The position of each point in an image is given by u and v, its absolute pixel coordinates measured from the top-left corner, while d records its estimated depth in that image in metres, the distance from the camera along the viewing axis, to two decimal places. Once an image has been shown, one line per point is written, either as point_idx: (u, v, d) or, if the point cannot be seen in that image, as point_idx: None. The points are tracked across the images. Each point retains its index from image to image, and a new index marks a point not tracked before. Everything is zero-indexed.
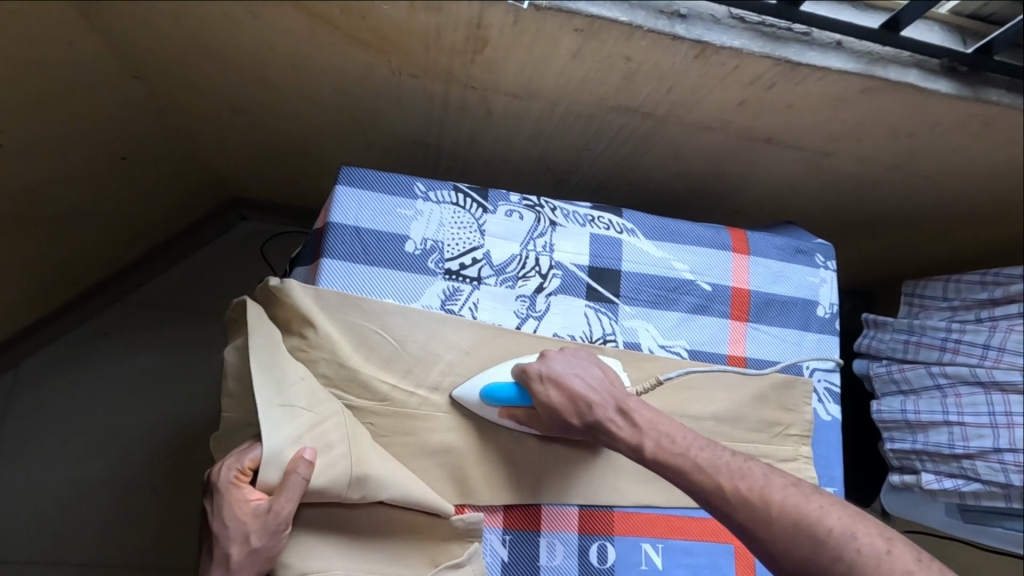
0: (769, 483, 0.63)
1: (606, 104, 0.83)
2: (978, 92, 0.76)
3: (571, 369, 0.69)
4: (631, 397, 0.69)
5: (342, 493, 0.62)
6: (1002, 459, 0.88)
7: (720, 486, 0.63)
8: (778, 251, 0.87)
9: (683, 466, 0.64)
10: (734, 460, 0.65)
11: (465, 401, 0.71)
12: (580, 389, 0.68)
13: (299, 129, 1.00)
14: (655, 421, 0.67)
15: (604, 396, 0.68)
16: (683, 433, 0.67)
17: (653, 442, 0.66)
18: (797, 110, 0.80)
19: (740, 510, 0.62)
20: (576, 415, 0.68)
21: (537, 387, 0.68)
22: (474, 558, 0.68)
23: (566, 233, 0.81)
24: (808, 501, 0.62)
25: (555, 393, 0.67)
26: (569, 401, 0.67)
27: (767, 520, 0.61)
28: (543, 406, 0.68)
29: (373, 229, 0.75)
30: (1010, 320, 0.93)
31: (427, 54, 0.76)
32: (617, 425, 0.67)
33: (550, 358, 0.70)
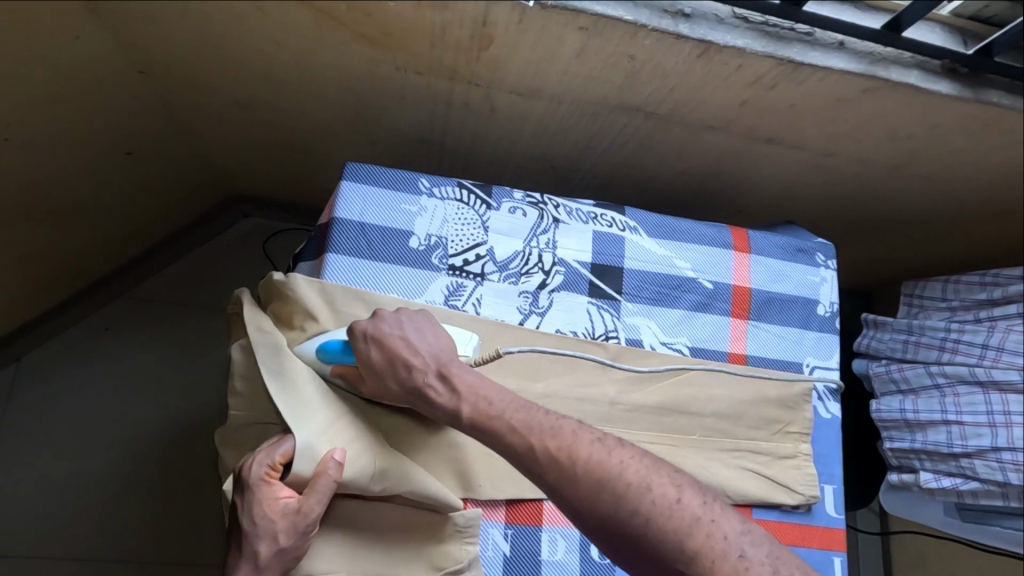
0: (579, 440, 0.63)
1: (609, 102, 0.84)
2: (979, 93, 0.76)
3: (398, 330, 0.67)
4: (454, 361, 0.67)
5: (365, 486, 0.65)
6: (1000, 458, 0.89)
7: (530, 446, 0.62)
8: (779, 250, 0.87)
9: (498, 430, 0.63)
10: (547, 418, 0.64)
11: (306, 358, 0.69)
12: (399, 349, 0.66)
13: (304, 125, 1.00)
14: (476, 386, 0.65)
15: (423, 359, 0.66)
16: (500, 395, 0.66)
17: (468, 405, 0.64)
18: (799, 110, 0.81)
19: (549, 471, 0.61)
20: (394, 376, 0.66)
21: (359, 346, 0.66)
22: (473, 564, 0.68)
23: (569, 230, 0.81)
24: (610, 457, 0.62)
25: (375, 352, 0.65)
26: (388, 363, 0.65)
27: (572, 478, 0.61)
28: (365, 366, 0.66)
29: (377, 224, 0.76)
30: (1008, 320, 0.93)
31: (432, 51, 0.77)
32: (435, 391, 0.65)
33: (383, 317, 0.67)
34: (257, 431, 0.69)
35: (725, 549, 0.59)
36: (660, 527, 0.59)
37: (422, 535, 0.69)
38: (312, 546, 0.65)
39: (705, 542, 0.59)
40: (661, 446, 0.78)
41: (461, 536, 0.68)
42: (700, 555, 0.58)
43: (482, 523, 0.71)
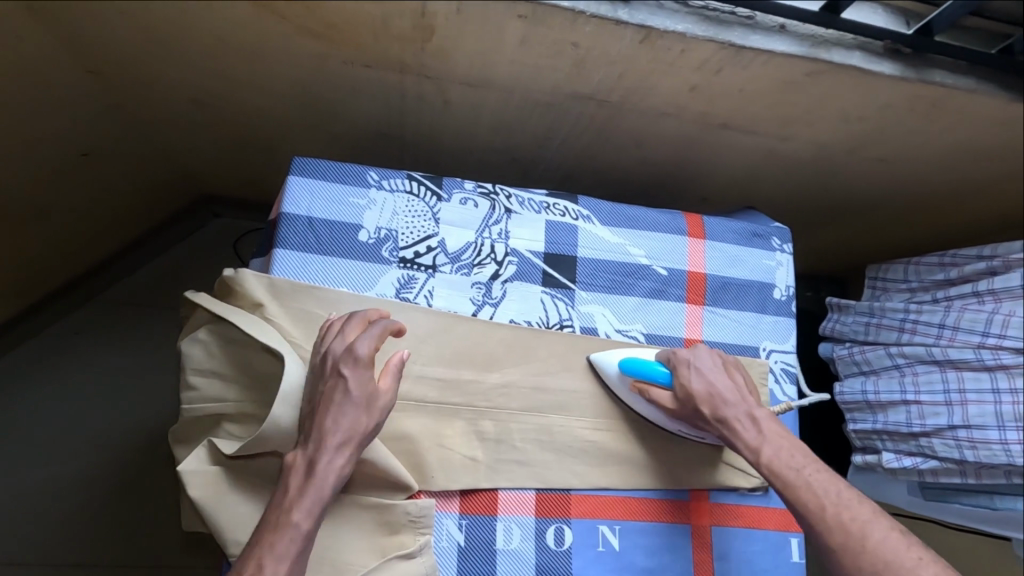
0: (875, 521, 0.65)
1: (560, 91, 0.84)
2: (923, 73, 0.76)
3: (713, 367, 0.74)
4: (763, 407, 0.73)
5: None
6: (956, 436, 0.89)
7: (823, 507, 0.66)
8: (734, 235, 0.88)
9: (794, 480, 0.68)
10: (847, 491, 0.67)
11: (605, 369, 0.77)
12: (717, 384, 0.73)
13: (263, 122, 1.00)
14: (779, 434, 0.71)
15: (740, 399, 0.72)
16: (798, 454, 0.71)
17: (772, 450, 0.69)
18: (747, 94, 0.81)
19: (835, 535, 0.65)
20: (709, 407, 0.72)
21: (681, 372, 0.73)
22: (425, 549, 0.68)
23: (521, 221, 0.81)
24: (908, 550, 0.64)
25: (696, 381, 0.72)
26: (706, 392, 0.72)
27: (859, 551, 0.63)
28: (682, 389, 0.72)
29: (326, 219, 0.75)
30: (964, 299, 0.94)
31: (377, 43, 0.76)
32: (744, 426, 0.71)
33: (700, 352, 0.75)
34: (209, 426, 0.68)
35: None
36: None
37: (374, 525, 0.68)
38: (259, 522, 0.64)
39: None
40: (617, 433, 0.78)
41: (414, 526, 0.69)
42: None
43: (437, 514, 0.71)
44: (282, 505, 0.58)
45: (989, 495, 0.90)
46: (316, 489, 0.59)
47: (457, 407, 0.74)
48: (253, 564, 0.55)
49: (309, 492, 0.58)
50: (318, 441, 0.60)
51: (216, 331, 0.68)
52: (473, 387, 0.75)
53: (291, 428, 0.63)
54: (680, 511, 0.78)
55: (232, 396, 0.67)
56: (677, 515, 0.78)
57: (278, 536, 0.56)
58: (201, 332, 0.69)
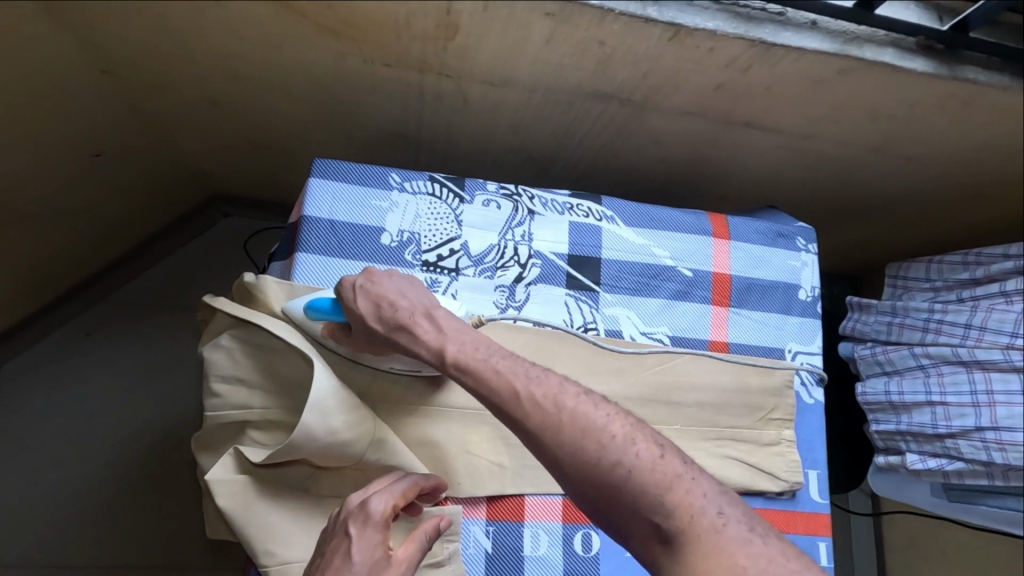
0: (563, 390, 0.60)
1: (583, 90, 0.82)
2: (956, 70, 0.75)
3: (384, 279, 0.67)
4: (443, 307, 0.67)
5: (361, 453, 0.62)
6: (984, 437, 0.88)
7: (515, 389, 0.60)
8: (759, 235, 0.86)
9: (482, 371, 0.62)
10: (533, 368, 0.62)
11: (295, 317, 0.68)
12: (387, 293, 0.66)
13: (277, 121, 0.98)
14: (460, 329, 0.65)
15: (413, 303, 0.66)
16: (485, 343, 0.65)
17: (454, 346, 0.64)
18: (775, 92, 0.80)
19: (531, 417, 0.59)
20: (381, 321, 0.65)
21: (346, 296, 0.65)
22: (454, 558, 0.68)
23: (544, 222, 0.80)
24: (597, 408, 0.59)
25: (362, 297, 0.65)
26: (375, 307, 0.65)
27: (554, 425, 0.58)
28: (353, 316, 0.65)
29: (347, 221, 0.74)
30: (990, 299, 0.93)
31: (398, 42, 0.75)
32: (424, 331, 0.65)
33: (369, 270, 0.68)
34: (233, 433, 0.67)
35: (704, 507, 0.55)
36: (640, 482, 0.55)
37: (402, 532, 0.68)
38: (285, 532, 0.61)
39: (685, 499, 0.55)
40: None
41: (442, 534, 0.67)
42: (678, 512, 0.54)
43: (464, 520, 0.70)
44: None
45: (1017, 498, 0.89)
46: None
47: (482, 413, 0.73)
48: None
49: None
50: None
51: (240, 337, 0.67)
52: None
53: (321, 437, 0.59)
54: None
55: (257, 402, 0.66)
56: None
57: None
58: (224, 337, 0.67)
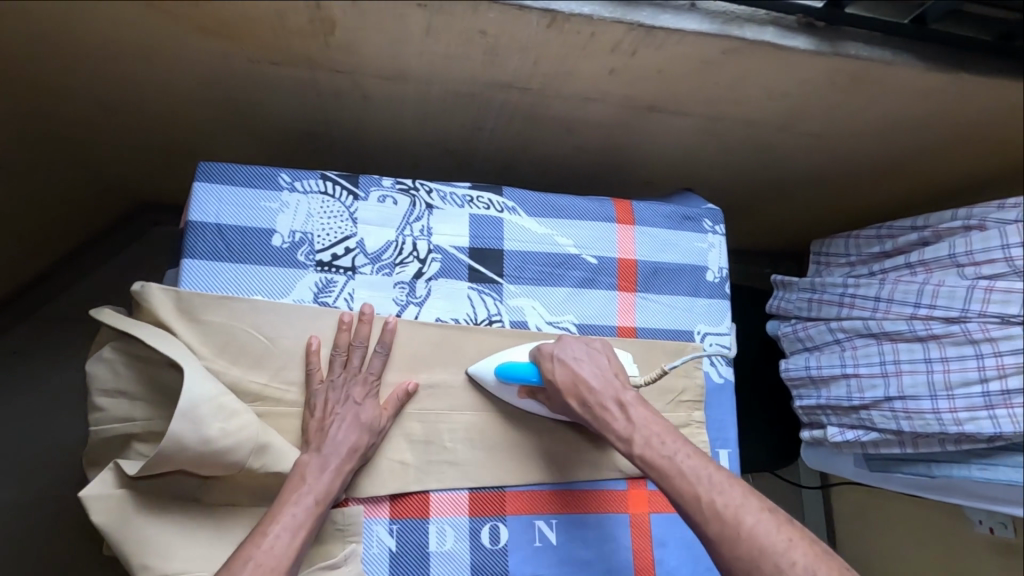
0: (746, 505, 0.64)
1: (479, 80, 0.82)
2: (838, 46, 0.75)
3: (581, 355, 0.72)
4: (633, 392, 0.71)
5: (241, 460, 0.62)
6: (893, 407, 0.89)
7: (698, 495, 0.64)
8: (665, 219, 0.87)
9: (667, 469, 0.66)
10: (718, 474, 0.66)
11: (480, 378, 0.74)
12: (580, 371, 0.71)
13: (182, 127, 0.95)
14: (649, 420, 0.69)
15: (606, 386, 0.71)
16: (673, 439, 0.69)
17: (644, 439, 0.68)
18: (668, 75, 0.80)
19: (711, 525, 0.63)
20: (576, 398, 0.70)
21: (546, 367, 0.71)
22: (351, 559, 0.67)
23: (443, 216, 0.79)
24: (778, 531, 0.63)
25: (562, 371, 0.71)
26: (571, 383, 0.70)
27: (734, 538, 0.62)
28: (550, 384, 0.71)
29: (235, 225, 0.73)
30: (898, 271, 0.95)
31: (278, 39, 0.73)
32: (614, 416, 0.70)
33: (566, 342, 0.73)
34: (119, 447, 0.65)
35: None
36: None
37: None
38: (167, 543, 0.60)
39: None
40: (552, 426, 0.77)
41: (342, 534, 0.68)
42: None
43: (366, 520, 0.70)
44: (289, 497, 0.62)
45: (928, 464, 0.89)
46: (329, 481, 0.64)
47: None
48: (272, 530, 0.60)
49: (322, 479, 0.64)
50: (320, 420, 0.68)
51: (121, 348, 0.65)
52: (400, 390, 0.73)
53: (194, 444, 0.59)
54: (619, 501, 0.78)
55: (140, 414, 0.65)
56: (615, 505, 0.77)
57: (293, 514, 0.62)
58: (106, 350, 0.66)
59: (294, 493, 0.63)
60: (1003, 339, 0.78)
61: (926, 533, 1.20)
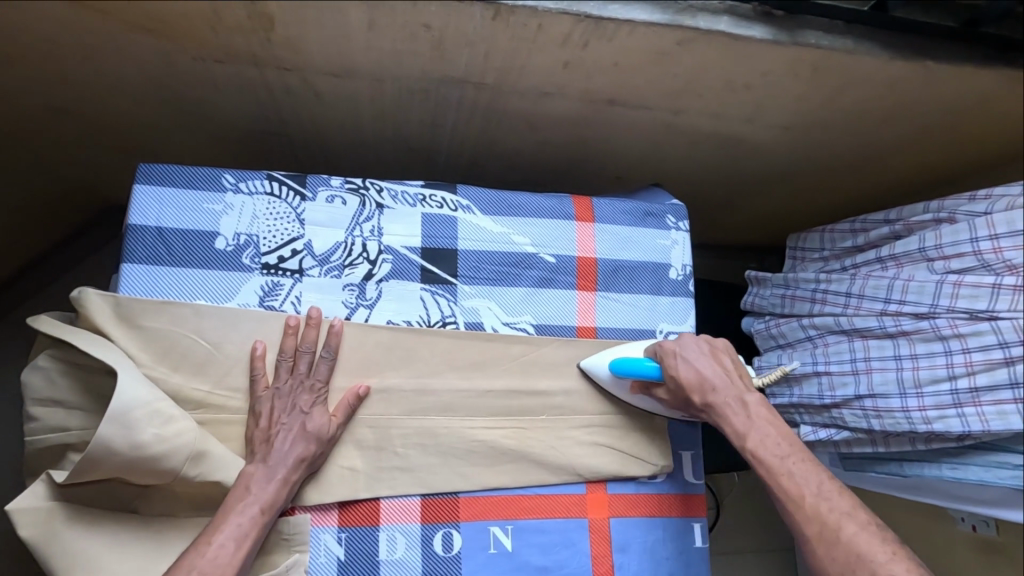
0: (852, 514, 0.66)
1: (431, 76, 0.80)
2: (796, 35, 0.73)
3: (701, 354, 0.75)
4: (755, 393, 0.74)
5: (177, 468, 0.59)
6: (864, 405, 0.86)
7: (804, 496, 0.67)
8: (626, 216, 0.85)
9: (778, 469, 0.69)
10: (826, 482, 0.68)
11: (594, 373, 0.77)
12: (703, 370, 0.73)
13: (134, 129, 0.93)
14: (768, 420, 0.72)
15: (729, 384, 0.73)
16: (787, 442, 0.71)
17: (758, 438, 0.70)
18: (624, 68, 0.78)
19: (811, 525, 0.66)
20: (700, 393, 0.73)
21: (668, 363, 0.73)
22: (294, 568, 0.66)
23: (394, 215, 0.77)
24: (881, 543, 0.64)
25: (686, 366, 0.73)
26: (694, 380, 0.73)
27: (834, 542, 0.65)
28: (672, 381, 0.73)
29: (177, 228, 0.71)
30: (870, 266, 0.92)
31: (218, 35, 0.71)
32: (734, 412, 0.72)
33: (686, 341, 0.75)
34: (55, 458, 0.63)
35: None
36: None
37: None
38: (98, 556, 0.58)
39: None
40: (508, 430, 0.75)
41: (287, 544, 0.67)
42: None
43: (313, 529, 0.68)
44: (233, 505, 0.61)
45: (900, 463, 0.87)
46: (274, 495, 0.62)
47: None
48: (213, 546, 0.59)
49: (267, 493, 0.62)
50: (262, 430, 0.65)
51: (56, 356, 0.63)
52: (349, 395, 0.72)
53: (125, 451, 0.57)
54: (578, 505, 0.76)
55: (75, 423, 0.63)
56: (574, 509, 0.75)
57: (234, 526, 0.60)
58: (41, 357, 0.63)
59: (239, 502, 0.61)
60: (971, 335, 0.76)
61: (910, 530, 1.18)
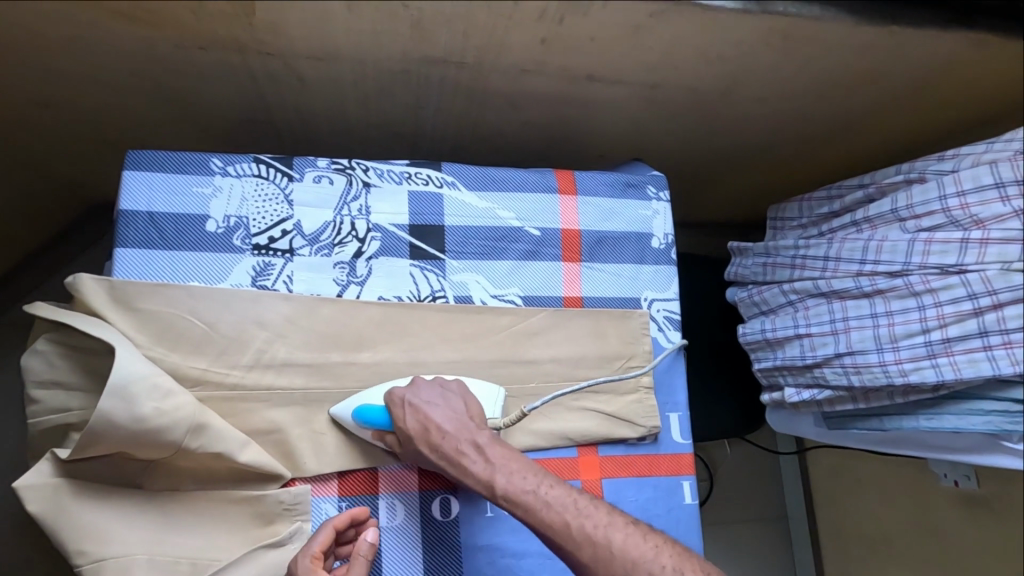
0: (613, 523, 0.66)
1: (412, 57, 0.81)
2: (766, 5, 0.75)
3: (434, 399, 0.71)
4: (488, 431, 0.71)
5: (179, 441, 0.61)
6: (843, 363, 0.89)
7: (566, 523, 0.65)
8: (607, 188, 0.87)
9: (531, 503, 0.66)
10: (581, 499, 0.67)
11: (342, 420, 0.71)
12: (434, 417, 0.69)
13: (121, 121, 0.94)
14: (505, 456, 0.69)
15: (459, 428, 0.69)
16: (531, 472, 0.68)
17: (503, 477, 0.67)
18: (601, 43, 0.80)
19: (583, 549, 0.65)
20: (428, 444, 0.68)
21: (396, 414, 0.69)
22: (296, 537, 0.67)
23: (381, 193, 0.79)
24: (644, 541, 0.66)
25: (410, 419, 0.69)
26: (422, 431, 0.68)
27: (607, 558, 0.64)
28: (402, 433, 0.69)
29: (168, 213, 0.72)
30: (845, 229, 0.95)
31: (200, 22, 0.72)
32: (471, 459, 0.68)
33: (419, 385, 0.72)
34: (58, 438, 0.65)
35: None
36: None
37: (247, 518, 0.66)
38: (106, 528, 0.60)
39: None
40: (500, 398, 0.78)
41: (289, 513, 0.68)
42: None
43: (314, 499, 0.70)
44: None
45: (880, 418, 0.90)
46: None
47: (327, 391, 0.72)
48: None
49: None
50: None
51: (55, 340, 0.65)
52: (344, 369, 0.73)
53: (127, 425, 0.58)
54: (571, 468, 0.78)
55: (76, 404, 0.64)
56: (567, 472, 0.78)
57: None
58: (39, 341, 0.65)
59: None
60: (942, 290, 0.79)
61: (895, 489, 1.21)
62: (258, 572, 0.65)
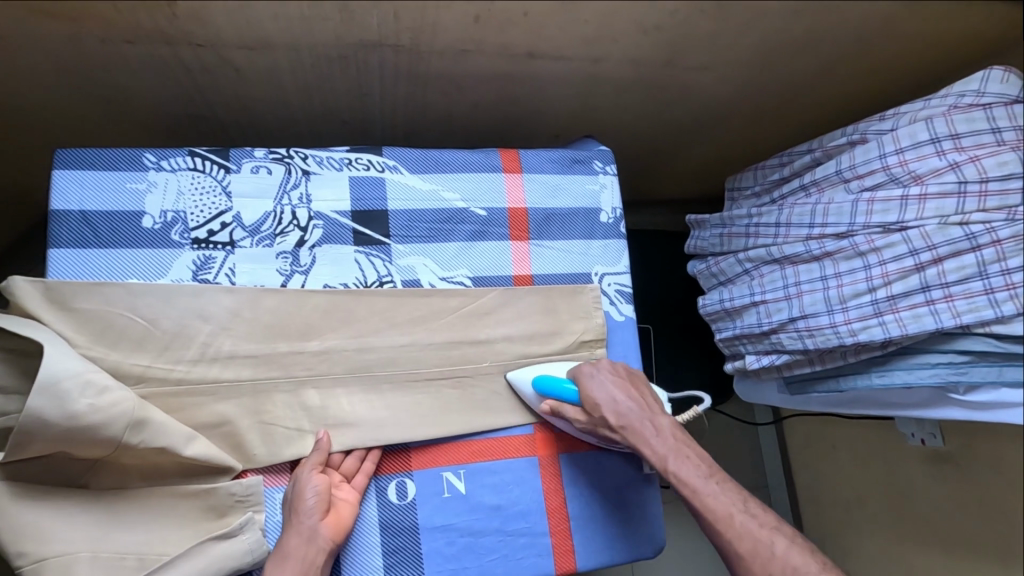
0: (777, 527, 0.68)
1: (346, 41, 0.80)
2: None
3: (617, 377, 0.75)
4: (666, 416, 0.74)
5: (117, 437, 0.61)
6: (797, 327, 0.89)
7: (731, 515, 0.68)
8: (553, 164, 0.88)
9: (701, 490, 0.69)
10: (747, 499, 0.69)
11: (519, 387, 0.78)
12: (618, 392, 0.73)
13: (61, 121, 0.92)
14: (682, 442, 0.72)
15: (644, 409, 0.73)
16: (704, 462, 0.72)
17: (678, 460, 0.71)
18: (534, 18, 0.79)
19: (742, 543, 0.67)
20: (615, 417, 0.72)
21: (587, 384, 0.73)
22: (247, 527, 0.66)
23: (322, 181, 0.79)
24: (806, 553, 0.66)
25: (599, 391, 0.73)
26: (610, 402, 0.72)
27: (767, 557, 0.65)
28: (589, 402, 0.73)
29: (101, 211, 0.72)
30: (795, 194, 0.95)
31: (121, 14, 0.71)
32: (650, 436, 0.72)
33: (603, 365, 0.77)
34: None
35: None
36: None
37: (196, 512, 0.66)
38: (44, 529, 0.60)
39: None
40: (453, 379, 0.78)
41: (241, 505, 0.67)
42: None
43: (267, 490, 0.70)
44: (287, 546, 0.64)
45: (836, 379, 0.91)
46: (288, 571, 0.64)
47: (275, 381, 0.72)
48: None
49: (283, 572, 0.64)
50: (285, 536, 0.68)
51: None
52: (291, 359, 0.73)
53: (60, 423, 0.58)
54: (526, 445, 0.79)
55: (14, 407, 0.63)
56: (522, 450, 0.79)
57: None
58: None
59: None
60: (885, 248, 0.80)
61: (865, 451, 1.23)
62: (203, 564, 0.64)
